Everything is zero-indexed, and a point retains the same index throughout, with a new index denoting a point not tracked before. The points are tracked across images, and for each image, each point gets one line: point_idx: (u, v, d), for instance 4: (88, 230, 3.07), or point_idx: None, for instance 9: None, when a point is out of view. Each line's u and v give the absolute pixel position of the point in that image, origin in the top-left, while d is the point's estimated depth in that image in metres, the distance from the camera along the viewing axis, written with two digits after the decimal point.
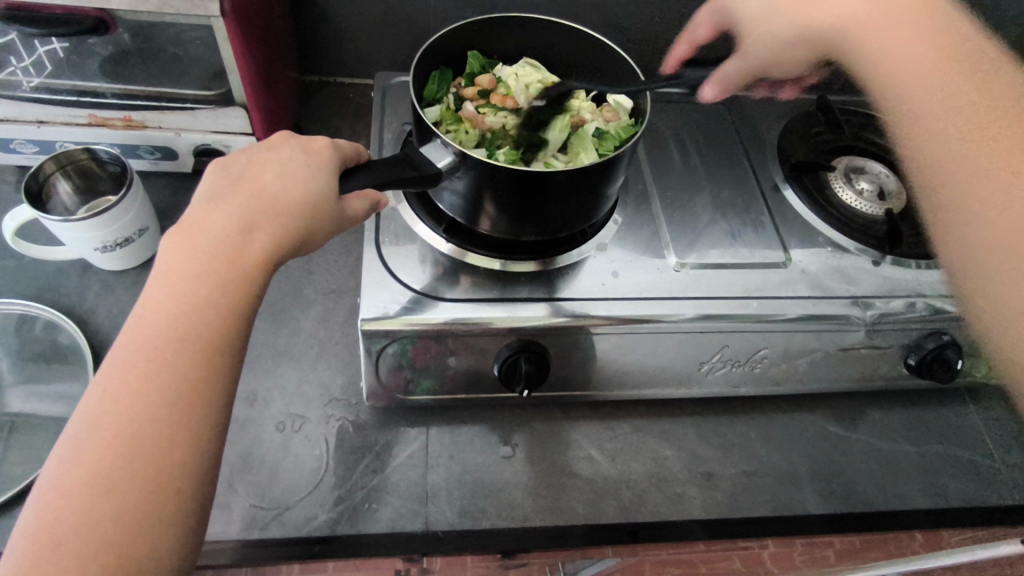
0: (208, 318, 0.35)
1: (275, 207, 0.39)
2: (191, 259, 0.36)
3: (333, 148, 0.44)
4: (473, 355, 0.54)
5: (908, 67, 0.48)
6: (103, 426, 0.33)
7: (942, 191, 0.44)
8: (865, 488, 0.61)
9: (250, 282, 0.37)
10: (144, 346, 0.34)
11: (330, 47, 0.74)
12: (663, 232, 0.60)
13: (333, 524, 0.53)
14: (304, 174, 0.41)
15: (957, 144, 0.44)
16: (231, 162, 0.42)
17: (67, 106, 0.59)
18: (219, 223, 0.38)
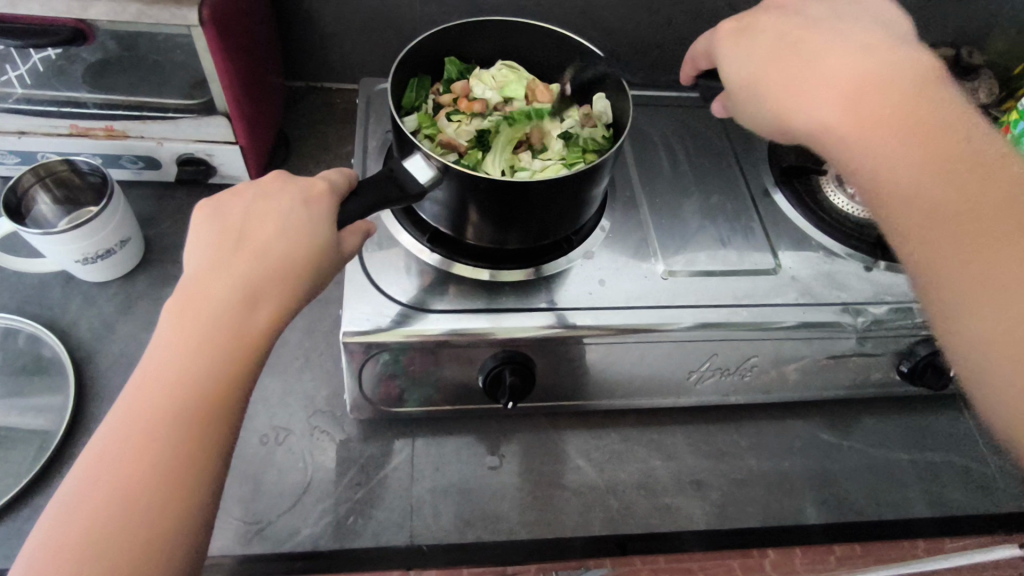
0: (211, 388, 0.35)
1: (280, 270, 0.38)
2: (194, 327, 0.35)
3: (335, 193, 0.42)
4: (458, 366, 0.53)
5: (851, 118, 0.38)
6: (92, 499, 0.31)
7: (920, 277, 0.37)
8: (859, 498, 0.60)
9: (254, 349, 0.36)
10: (143, 410, 0.34)
11: (316, 53, 0.74)
12: (651, 239, 0.59)
13: (317, 539, 0.52)
14: (306, 227, 0.39)
15: (916, 224, 0.36)
16: (227, 206, 0.40)
17: (48, 117, 0.58)
18: (221, 286, 0.37)
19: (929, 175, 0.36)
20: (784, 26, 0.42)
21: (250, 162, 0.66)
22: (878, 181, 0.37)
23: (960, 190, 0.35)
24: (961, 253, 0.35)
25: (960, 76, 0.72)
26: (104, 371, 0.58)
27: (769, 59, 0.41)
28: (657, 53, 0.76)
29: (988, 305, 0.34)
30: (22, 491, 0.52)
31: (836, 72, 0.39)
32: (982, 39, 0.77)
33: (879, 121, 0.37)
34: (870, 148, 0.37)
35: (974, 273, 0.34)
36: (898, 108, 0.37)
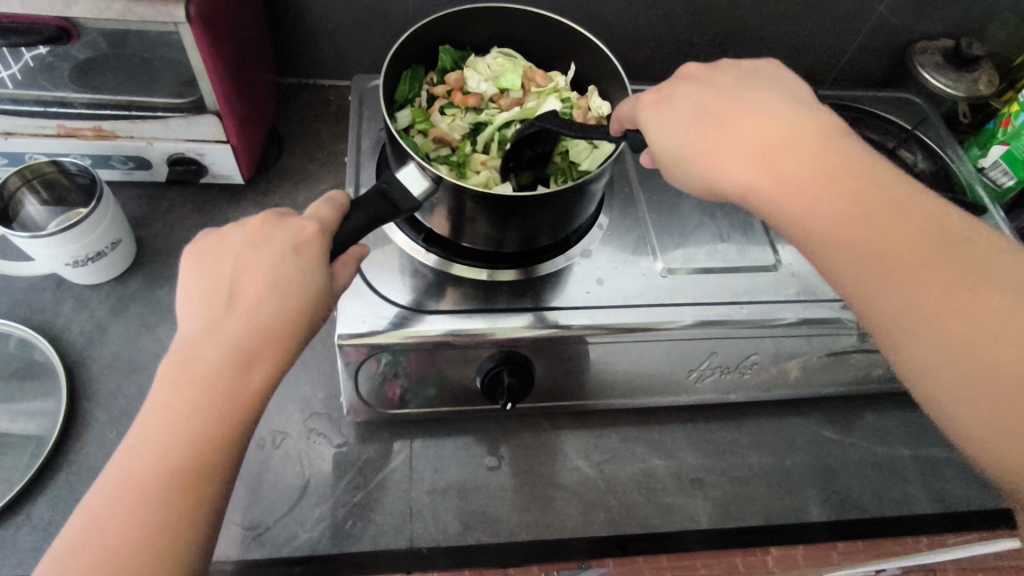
0: (203, 451, 0.35)
1: (271, 325, 0.37)
2: (186, 391, 0.35)
3: (324, 239, 0.40)
4: (456, 367, 0.52)
5: (775, 186, 0.39)
6: (82, 556, 0.33)
7: (896, 339, 0.37)
8: (860, 495, 0.60)
9: (245, 410, 0.37)
10: (137, 468, 0.34)
11: (308, 49, 0.72)
12: (649, 236, 0.58)
13: (315, 543, 0.52)
14: (295, 283, 0.38)
15: (878, 281, 0.37)
16: (218, 253, 0.39)
17: (34, 117, 0.57)
18: (213, 347, 0.36)
19: (859, 236, 0.37)
20: (700, 95, 0.42)
21: (242, 161, 0.65)
22: (812, 246, 0.39)
23: (902, 251, 0.36)
24: (921, 309, 0.36)
25: (961, 68, 0.71)
26: (97, 375, 0.58)
27: (696, 123, 0.41)
28: (655, 46, 0.75)
29: (949, 358, 0.35)
30: (15, 499, 0.51)
31: (757, 139, 0.39)
32: (983, 29, 0.77)
33: (812, 184, 0.38)
34: (810, 209, 0.38)
35: (939, 325, 0.35)
36: (825, 171, 0.38)
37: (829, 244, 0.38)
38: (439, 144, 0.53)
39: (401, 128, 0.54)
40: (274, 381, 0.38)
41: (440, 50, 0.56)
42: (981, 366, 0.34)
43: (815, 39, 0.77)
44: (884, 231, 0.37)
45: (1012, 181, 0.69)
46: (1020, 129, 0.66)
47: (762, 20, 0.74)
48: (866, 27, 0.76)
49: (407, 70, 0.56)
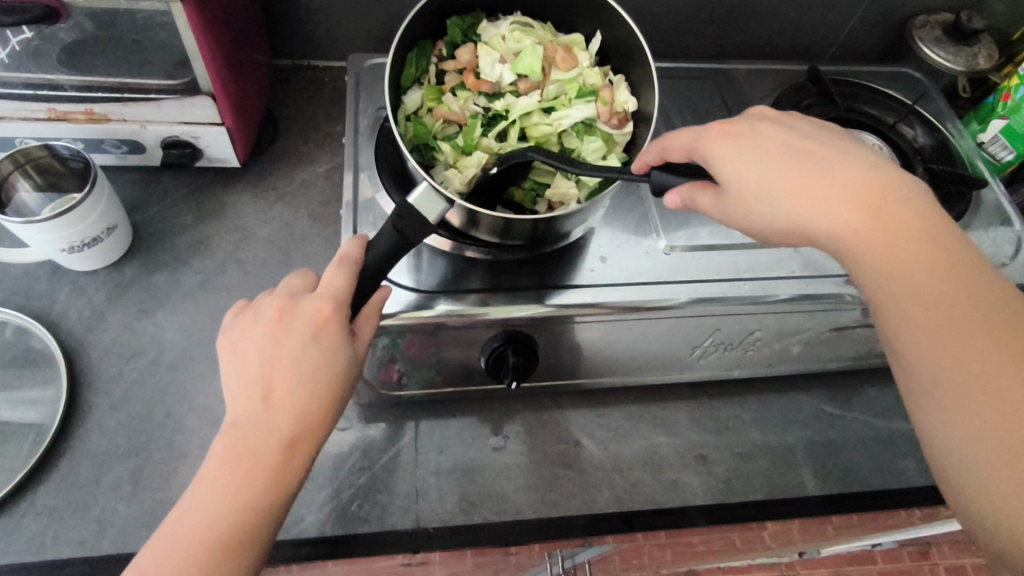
0: (243, 522, 0.35)
1: (306, 408, 0.38)
2: (228, 470, 0.36)
3: (339, 318, 0.40)
4: (459, 348, 0.52)
5: (872, 224, 0.38)
6: None
7: (942, 404, 0.37)
8: (861, 468, 0.60)
9: (281, 487, 0.37)
10: (178, 542, 0.34)
11: (301, 28, 0.71)
12: (651, 212, 0.58)
13: (321, 525, 0.52)
14: (322, 366, 0.38)
15: (931, 347, 0.37)
16: (242, 339, 0.40)
17: (24, 101, 0.56)
18: (253, 434, 0.37)
19: (922, 303, 0.37)
20: (793, 134, 0.42)
21: (237, 144, 0.64)
22: (879, 300, 0.39)
23: (968, 322, 0.36)
24: (975, 380, 0.36)
25: (961, 42, 0.70)
26: (96, 362, 0.57)
27: (785, 152, 0.40)
28: (654, 22, 0.74)
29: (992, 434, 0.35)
30: (18, 486, 0.51)
31: (871, 190, 0.38)
32: (982, 3, 0.76)
33: (907, 237, 0.37)
34: (886, 260, 0.37)
35: (984, 403, 0.35)
36: (919, 235, 0.37)
37: (885, 288, 0.38)
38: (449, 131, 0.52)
39: (409, 107, 0.53)
40: (309, 457, 0.38)
41: (448, 23, 0.55)
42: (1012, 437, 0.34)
43: (814, 14, 0.76)
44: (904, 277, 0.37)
45: (1010, 156, 0.69)
46: (1020, 102, 0.66)
47: None
48: (866, 1, 0.75)
49: (414, 47, 0.54)
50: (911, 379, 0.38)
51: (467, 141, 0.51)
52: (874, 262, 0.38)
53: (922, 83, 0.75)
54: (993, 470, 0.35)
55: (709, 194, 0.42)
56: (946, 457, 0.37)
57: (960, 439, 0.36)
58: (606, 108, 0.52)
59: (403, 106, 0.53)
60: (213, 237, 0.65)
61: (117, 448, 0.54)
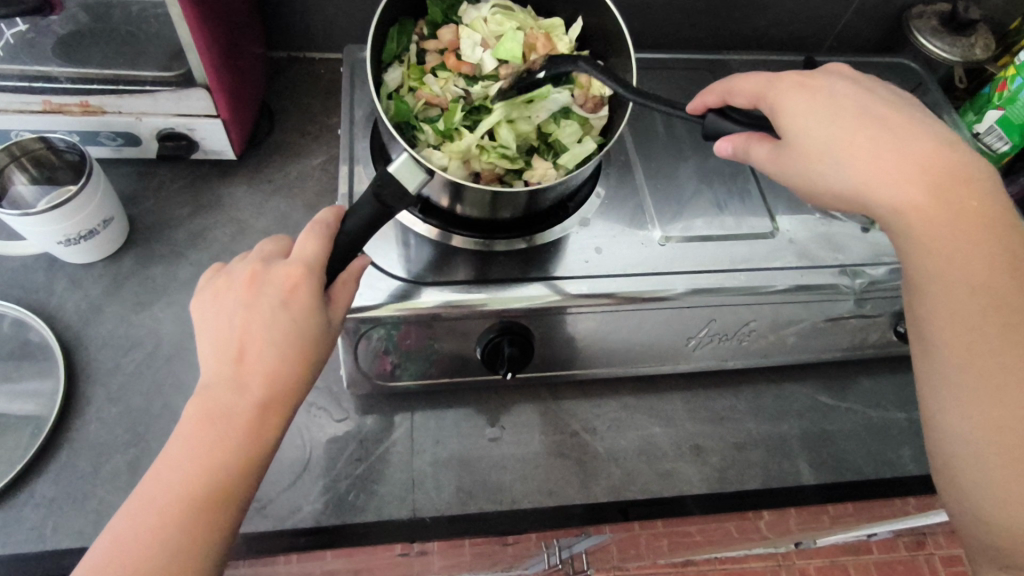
0: (218, 477, 0.36)
1: (278, 368, 0.38)
2: (201, 428, 0.36)
3: (310, 279, 0.39)
4: (456, 339, 0.53)
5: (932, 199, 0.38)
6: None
7: (955, 380, 0.39)
8: (856, 457, 0.61)
9: (256, 445, 0.37)
10: (153, 500, 0.35)
11: (297, 21, 0.71)
12: (646, 204, 0.58)
13: (319, 515, 0.52)
14: (295, 325, 0.38)
15: (958, 328, 0.39)
16: (214, 303, 0.40)
17: (18, 93, 0.55)
18: (225, 394, 0.37)
19: (964, 287, 0.38)
20: (871, 101, 0.42)
21: (233, 136, 0.64)
22: (922, 275, 0.40)
23: (999, 313, 0.38)
24: (990, 365, 0.38)
25: (957, 32, 0.70)
26: (94, 354, 0.57)
27: (860, 117, 0.40)
28: (650, 13, 0.74)
29: (990, 418, 0.38)
30: (17, 477, 0.51)
31: (943, 169, 0.38)
32: None
33: (968, 218, 0.38)
34: (937, 239, 0.38)
35: (995, 384, 0.38)
36: (981, 221, 0.38)
37: (931, 262, 0.39)
38: (429, 111, 0.53)
39: (390, 85, 0.53)
40: (284, 416, 0.38)
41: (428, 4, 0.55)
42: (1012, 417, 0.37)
43: (810, 5, 0.76)
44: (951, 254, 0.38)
45: (1007, 146, 0.69)
46: (1015, 93, 0.66)
47: None
48: None
49: (395, 25, 0.54)
50: (932, 353, 0.40)
51: (447, 123, 0.51)
52: (919, 237, 0.39)
53: (918, 73, 0.75)
54: (991, 449, 0.38)
55: (765, 145, 0.42)
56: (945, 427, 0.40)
57: (961, 414, 0.39)
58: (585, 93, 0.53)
59: (384, 85, 0.53)
60: (209, 229, 0.65)
61: (115, 439, 0.54)
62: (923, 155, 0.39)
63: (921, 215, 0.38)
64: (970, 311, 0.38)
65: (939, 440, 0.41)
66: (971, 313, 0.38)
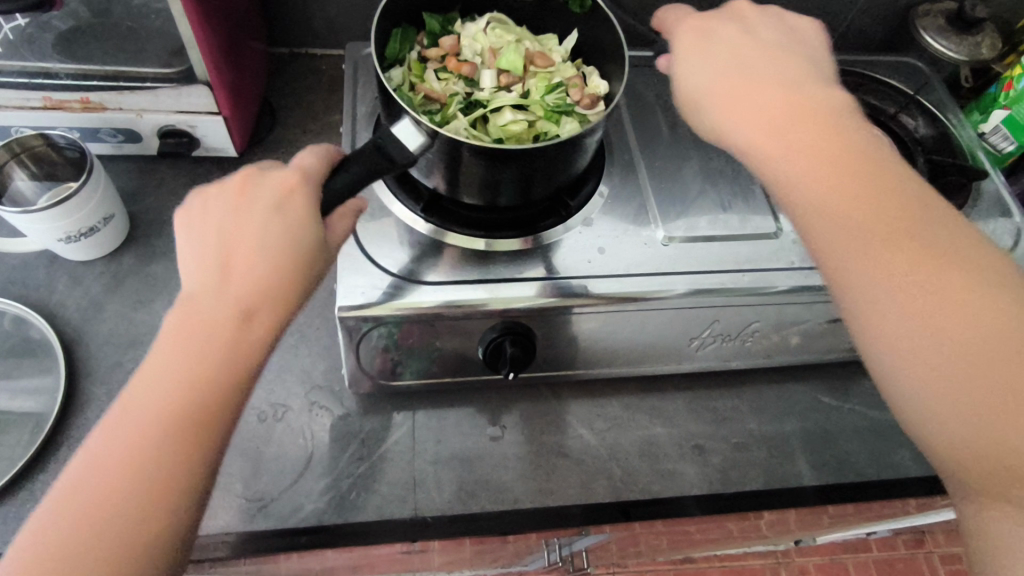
0: (197, 394, 0.33)
1: (264, 280, 0.36)
2: (182, 337, 0.34)
3: (308, 183, 0.39)
4: (457, 338, 0.52)
5: (766, 133, 0.39)
6: (82, 490, 0.31)
7: (874, 331, 0.35)
8: (857, 458, 0.61)
9: (242, 357, 0.35)
10: (129, 420, 0.33)
11: (299, 17, 0.70)
12: (650, 204, 0.57)
13: (321, 514, 0.52)
14: (290, 223, 0.37)
15: (864, 280, 0.35)
16: (206, 205, 0.39)
17: (18, 89, 0.55)
18: (209, 303, 0.35)
19: (834, 201, 0.36)
20: (727, 42, 0.43)
21: (234, 134, 0.64)
22: (811, 218, 0.37)
23: (904, 250, 0.35)
24: (921, 326, 0.33)
25: (963, 31, 0.70)
26: (94, 352, 0.57)
27: (710, 61, 0.43)
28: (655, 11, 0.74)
29: (924, 335, 0.33)
30: (17, 474, 0.51)
31: (806, 114, 0.39)
32: None
33: (822, 148, 0.38)
34: (805, 182, 0.37)
35: (929, 337, 0.33)
36: (816, 152, 0.37)
37: (812, 197, 0.37)
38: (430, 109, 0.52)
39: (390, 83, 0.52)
40: (273, 330, 0.36)
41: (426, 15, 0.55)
42: (951, 372, 0.33)
43: (814, 2, 0.75)
44: (843, 189, 0.36)
45: (1013, 146, 0.68)
46: (1021, 93, 0.65)
47: None
48: None
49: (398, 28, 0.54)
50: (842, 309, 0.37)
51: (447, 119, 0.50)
52: (787, 174, 0.38)
53: (923, 73, 0.74)
54: (930, 400, 0.33)
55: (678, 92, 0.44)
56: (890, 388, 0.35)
57: (918, 376, 0.33)
58: (580, 95, 0.53)
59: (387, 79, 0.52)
60: None
61: None
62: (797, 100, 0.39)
63: (777, 143, 0.38)
64: (893, 253, 0.35)
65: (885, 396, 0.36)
66: (893, 254, 0.35)
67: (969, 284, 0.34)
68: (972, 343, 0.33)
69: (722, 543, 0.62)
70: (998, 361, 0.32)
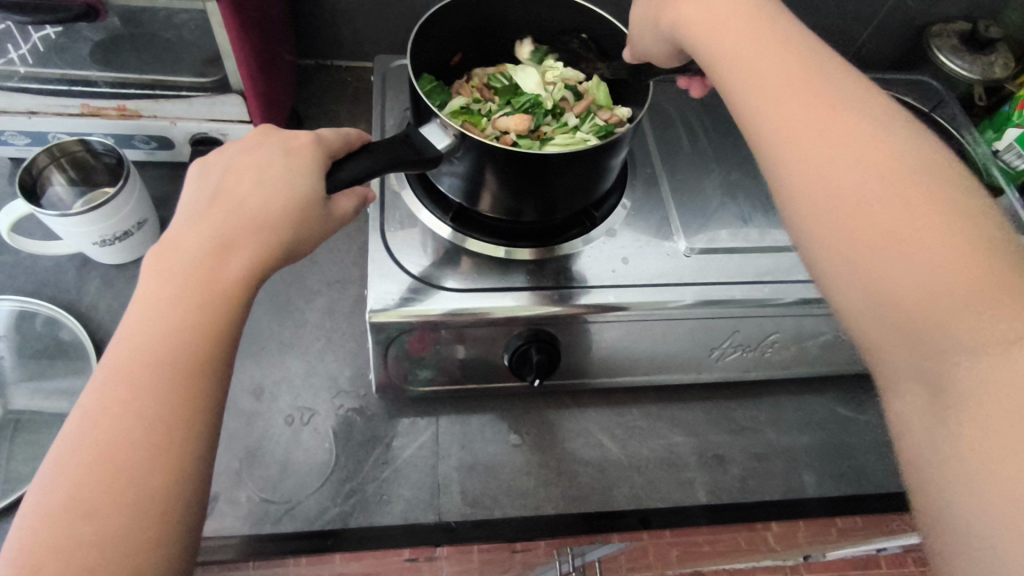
0: (188, 338, 0.34)
1: (258, 222, 0.38)
2: (172, 275, 0.36)
3: (314, 144, 0.42)
4: (482, 344, 0.53)
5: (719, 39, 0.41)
6: (93, 433, 0.32)
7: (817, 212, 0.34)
8: (875, 470, 0.61)
9: (235, 289, 0.36)
10: (122, 370, 0.33)
11: (327, 30, 0.72)
12: (672, 216, 0.59)
13: (345, 517, 0.53)
14: (284, 179, 0.40)
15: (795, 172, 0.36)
16: (206, 169, 0.42)
17: (59, 96, 0.57)
18: (195, 241, 0.37)
19: (794, 106, 0.37)
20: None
21: None
22: (752, 108, 0.39)
23: (811, 143, 0.36)
24: (841, 212, 0.33)
25: (977, 50, 0.71)
26: None
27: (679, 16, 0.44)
28: None
29: (849, 219, 0.33)
30: None
31: (767, 40, 0.40)
32: (998, 13, 0.77)
33: (775, 60, 0.39)
34: (755, 86, 0.39)
35: (832, 221, 0.34)
36: (766, 69, 0.39)
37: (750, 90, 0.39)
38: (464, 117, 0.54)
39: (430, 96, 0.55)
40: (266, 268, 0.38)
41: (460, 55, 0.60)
42: (896, 266, 0.31)
43: (829, 22, 0.77)
44: (787, 83, 0.38)
45: None
46: None
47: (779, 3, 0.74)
48: (882, 11, 0.76)
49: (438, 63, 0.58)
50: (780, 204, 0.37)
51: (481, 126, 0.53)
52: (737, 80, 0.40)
53: (938, 91, 0.75)
54: (870, 293, 0.32)
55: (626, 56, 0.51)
56: (838, 292, 0.34)
57: (855, 273, 0.33)
58: (609, 115, 0.56)
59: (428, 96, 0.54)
60: None
61: None
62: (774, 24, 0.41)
63: (733, 49, 0.41)
64: (815, 141, 0.36)
65: (830, 299, 0.35)
66: (812, 143, 0.36)
67: (862, 170, 0.34)
68: (886, 227, 0.32)
69: (739, 564, 0.55)
70: (918, 253, 0.31)
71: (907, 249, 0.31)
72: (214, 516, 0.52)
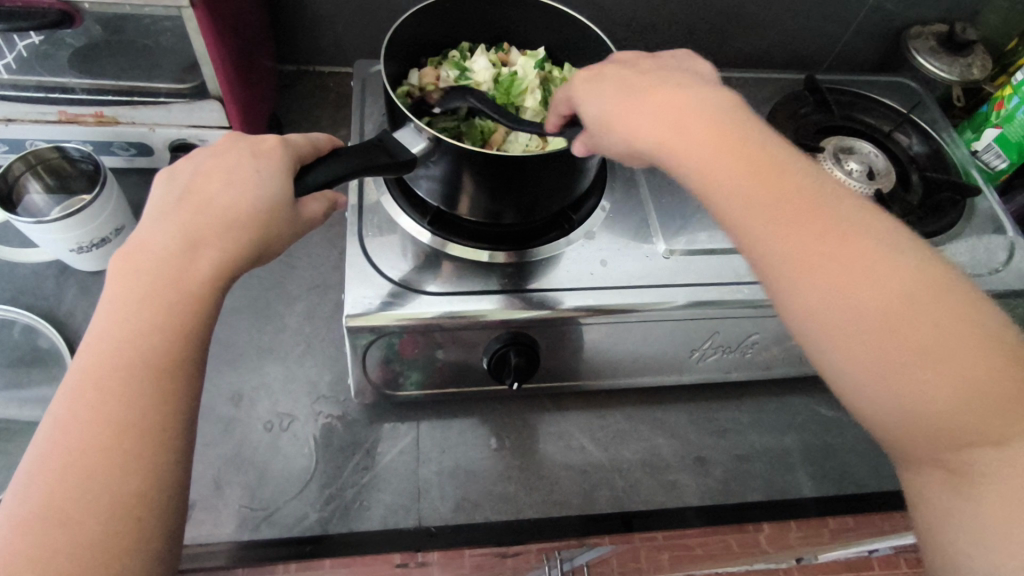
0: (157, 341, 0.34)
1: (226, 221, 0.38)
2: (138, 276, 0.35)
3: (285, 149, 0.42)
4: (462, 348, 0.53)
5: (670, 138, 0.38)
6: (63, 442, 0.31)
7: (781, 268, 0.35)
8: (858, 470, 0.61)
9: (205, 291, 0.36)
10: (91, 376, 0.33)
11: (308, 36, 0.72)
12: (651, 219, 0.59)
13: (324, 523, 0.53)
14: (254, 179, 0.40)
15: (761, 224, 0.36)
16: (174, 172, 0.41)
17: (36, 104, 0.57)
18: (161, 243, 0.37)
19: (782, 204, 0.36)
20: (625, 74, 0.43)
21: None
22: (728, 206, 0.37)
23: (826, 245, 0.35)
24: (863, 329, 0.33)
25: (955, 52, 0.72)
26: None
27: (619, 102, 0.41)
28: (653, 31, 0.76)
29: (880, 332, 0.33)
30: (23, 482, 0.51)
31: (732, 136, 0.38)
32: (976, 14, 0.77)
33: (735, 152, 0.37)
34: (738, 189, 0.37)
35: (857, 329, 0.33)
36: (735, 163, 0.37)
37: (721, 189, 0.37)
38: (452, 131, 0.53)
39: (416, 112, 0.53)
40: (235, 269, 0.38)
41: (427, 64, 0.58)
42: (928, 376, 0.32)
43: (809, 25, 0.77)
44: (794, 186, 0.36)
45: (1005, 164, 0.70)
46: (1012, 112, 0.67)
47: (758, 5, 0.74)
48: (861, 14, 0.77)
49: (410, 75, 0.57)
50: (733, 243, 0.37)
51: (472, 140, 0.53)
52: (699, 175, 0.38)
53: (917, 91, 0.76)
54: (889, 391, 0.33)
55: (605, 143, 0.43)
56: (864, 404, 0.34)
57: (876, 384, 0.33)
58: None
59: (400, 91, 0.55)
60: None
61: None
62: (702, 105, 0.39)
63: (668, 134, 0.39)
64: (814, 242, 0.35)
65: (840, 396, 0.35)
66: (812, 243, 0.35)
67: (872, 272, 0.34)
68: (912, 339, 0.33)
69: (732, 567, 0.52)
70: (940, 355, 0.32)
71: (938, 360, 0.32)
72: (194, 525, 0.51)
